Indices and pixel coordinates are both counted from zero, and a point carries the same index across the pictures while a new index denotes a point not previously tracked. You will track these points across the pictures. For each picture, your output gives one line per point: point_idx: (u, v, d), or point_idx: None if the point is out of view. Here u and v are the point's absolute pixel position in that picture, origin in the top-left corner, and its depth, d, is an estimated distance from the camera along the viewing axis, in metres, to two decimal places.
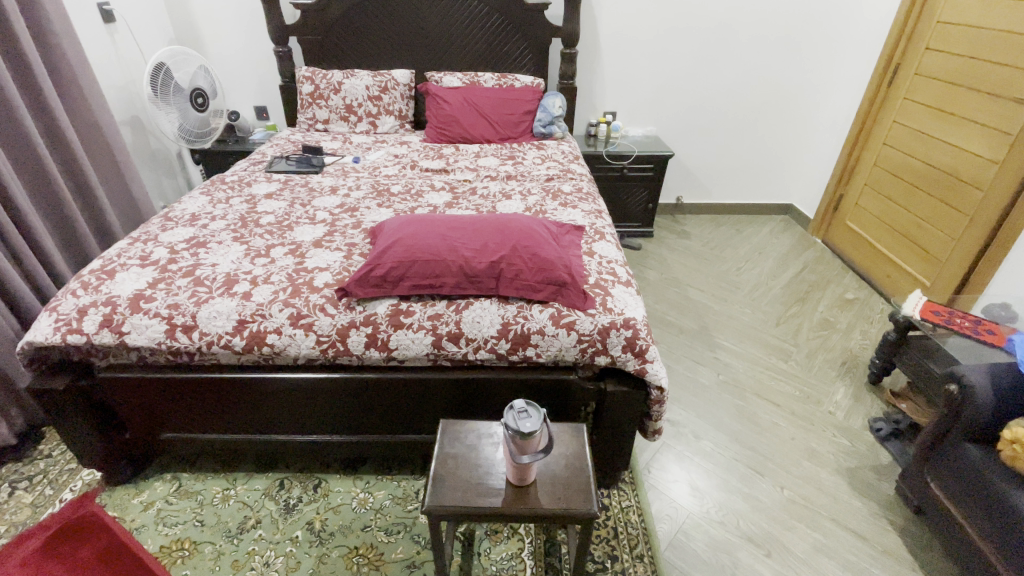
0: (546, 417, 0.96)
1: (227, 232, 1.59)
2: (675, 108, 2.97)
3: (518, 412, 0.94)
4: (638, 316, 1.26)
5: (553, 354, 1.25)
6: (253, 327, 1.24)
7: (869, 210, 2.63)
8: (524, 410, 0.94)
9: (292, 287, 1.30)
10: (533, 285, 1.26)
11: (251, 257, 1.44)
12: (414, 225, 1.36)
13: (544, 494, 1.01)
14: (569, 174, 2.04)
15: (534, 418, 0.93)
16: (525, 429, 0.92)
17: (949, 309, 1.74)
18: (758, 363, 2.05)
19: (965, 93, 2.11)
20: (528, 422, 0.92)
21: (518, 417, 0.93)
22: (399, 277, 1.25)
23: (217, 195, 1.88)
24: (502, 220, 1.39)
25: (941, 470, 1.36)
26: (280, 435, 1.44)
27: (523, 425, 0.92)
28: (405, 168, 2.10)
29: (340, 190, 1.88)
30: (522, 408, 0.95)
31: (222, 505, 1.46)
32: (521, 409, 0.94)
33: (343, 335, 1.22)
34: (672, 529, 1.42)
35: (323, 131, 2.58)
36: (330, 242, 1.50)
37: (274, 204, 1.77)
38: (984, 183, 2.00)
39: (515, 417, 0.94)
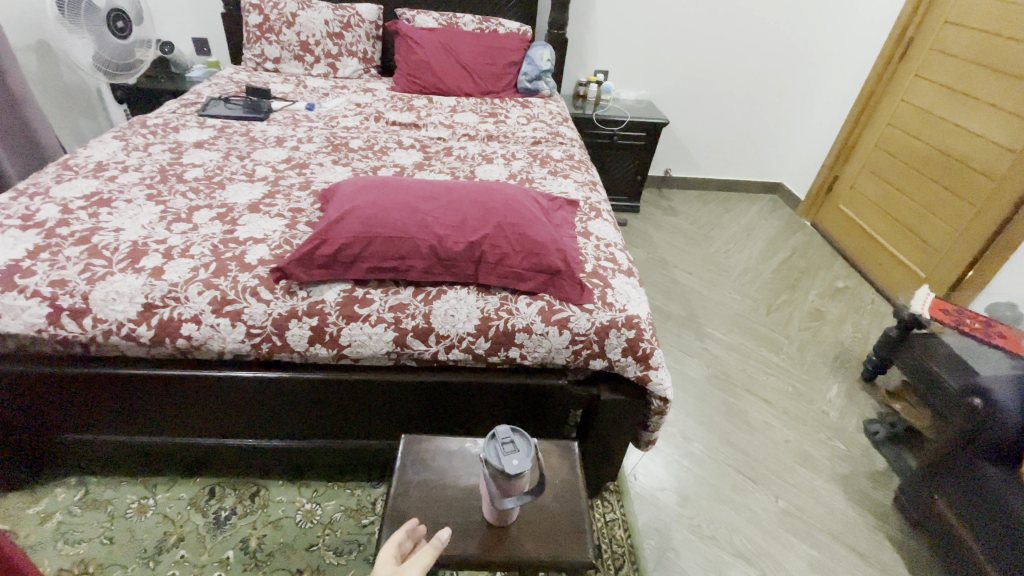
0: (536, 449, 0.76)
1: (140, 187, 1.29)
2: (670, 72, 2.72)
3: (502, 443, 0.74)
4: (642, 313, 1.06)
5: (540, 356, 1.05)
6: (164, 314, 0.98)
7: (865, 194, 2.50)
8: (509, 442, 0.74)
9: (216, 264, 1.03)
10: (519, 272, 1.04)
11: (167, 221, 1.16)
12: (375, 189, 1.10)
13: (527, 536, 0.83)
14: (558, 137, 1.79)
15: (522, 454, 0.74)
16: (511, 470, 0.72)
17: (961, 309, 1.63)
18: (748, 355, 1.92)
19: (984, 73, 1.96)
20: (515, 460, 0.72)
21: (502, 452, 0.74)
22: (354, 257, 1.00)
23: (134, 140, 1.55)
24: (484, 188, 1.14)
25: (951, 487, 1.25)
26: (208, 438, 1.20)
27: (509, 463, 0.72)
28: (368, 119, 1.80)
29: (289, 141, 1.58)
30: (508, 438, 0.75)
31: (137, 518, 1.22)
32: (505, 440, 0.75)
33: (280, 326, 0.98)
34: (660, 546, 1.28)
35: (273, 71, 2.22)
36: (271, 205, 1.23)
37: (204, 155, 1.46)
38: (997, 172, 1.87)
39: (497, 450, 0.74)
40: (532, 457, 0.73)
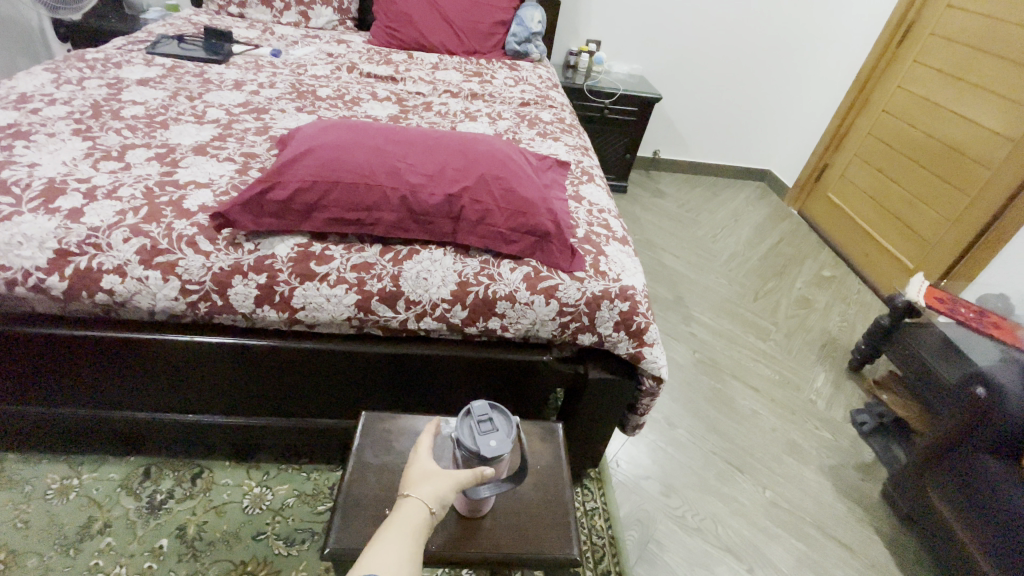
0: (518, 430, 0.66)
1: (67, 122, 1.11)
2: (665, 46, 2.61)
3: (479, 421, 0.64)
4: (638, 284, 0.96)
5: (523, 329, 0.93)
6: (80, 263, 0.82)
7: (855, 183, 2.45)
8: (487, 419, 0.64)
9: (148, 208, 0.88)
10: (503, 232, 0.91)
11: (95, 159, 0.99)
12: (340, 130, 0.96)
13: (503, 530, 0.73)
14: (547, 101, 1.66)
15: (502, 435, 0.63)
16: (489, 453, 0.61)
17: (954, 298, 1.58)
18: (735, 340, 1.85)
19: (985, 58, 1.91)
20: (494, 441, 0.62)
21: (478, 431, 0.63)
22: (311, 206, 0.87)
23: (67, 74, 1.36)
24: (465, 137, 1.01)
25: (946, 479, 1.20)
26: (143, 411, 1.05)
27: (487, 446, 0.61)
28: (340, 69, 1.64)
29: (248, 85, 1.41)
30: (486, 415, 0.64)
31: (58, 500, 1.07)
32: (482, 418, 0.64)
33: (222, 283, 0.84)
34: (642, 538, 1.20)
35: (237, 16, 2.02)
36: (219, 148, 1.08)
37: (148, 93, 1.29)
38: (993, 161, 1.82)
39: (473, 429, 0.63)
40: (513, 439, 0.63)
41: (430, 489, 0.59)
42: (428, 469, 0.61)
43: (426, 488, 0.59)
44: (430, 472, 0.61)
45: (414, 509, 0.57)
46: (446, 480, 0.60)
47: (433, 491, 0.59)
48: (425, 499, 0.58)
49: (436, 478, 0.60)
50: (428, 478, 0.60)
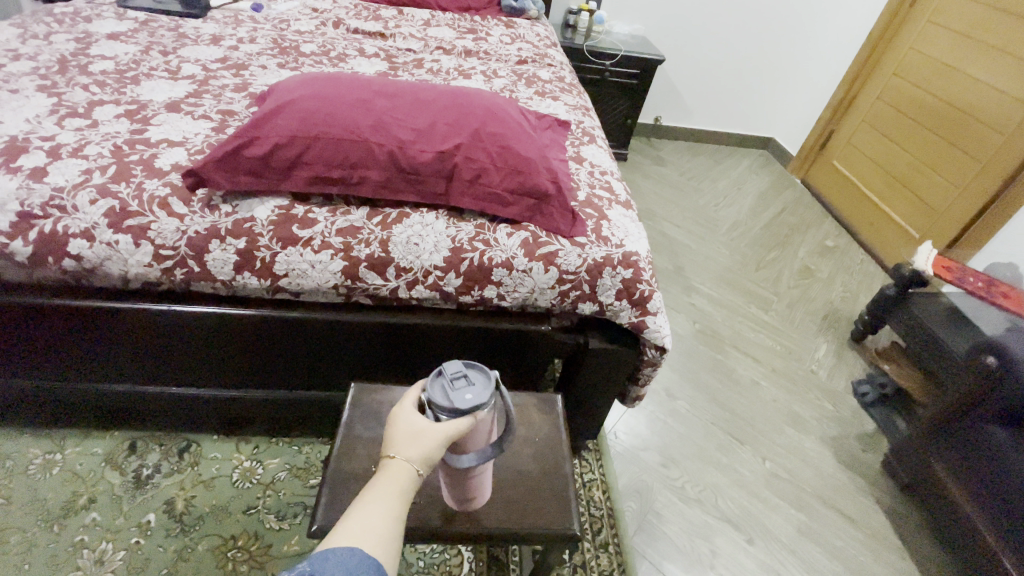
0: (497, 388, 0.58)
1: (30, 77, 1.03)
2: (669, 4, 2.48)
3: (451, 379, 0.55)
4: (641, 250, 0.91)
5: (521, 298, 0.88)
6: (44, 227, 0.76)
7: (862, 150, 2.38)
8: (460, 375, 0.56)
9: (116, 167, 0.82)
10: (499, 194, 0.86)
11: (59, 116, 0.92)
12: (322, 83, 0.89)
13: (502, 505, 0.70)
14: (546, 59, 1.57)
15: (478, 388, 0.55)
16: (467, 407, 0.53)
17: (963, 267, 1.53)
18: (736, 311, 1.81)
19: (1005, 16, 1.81)
20: (470, 394, 0.53)
21: (451, 388, 0.54)
22: (292, 164, 0.80)
23: (34, 28, 1.27)
24: (458, 91, 0.94)
25: (950, 448, 1.18)
26: (126, 385, 1.01)
27: (462, 400, 0.53)
28: (325, 25, 1.54)
29: (226, 40, 1.32)
30: (457, 372, 0.56)
31: (39, 476, 1.03)
32: (453, 375, 0.56)
33: (198, 248, 0.78)
34: (641, 510, 1.18)
35: None
36: (195, 105, 1.00)
37: (118, 47, 1.20)
38: (1006, 126, 1.76)
39: (444, 388, 0.55)
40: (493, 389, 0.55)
41: (423, 453, 0.52)
42: (418, 427, 0.53)
43: (416, 449, 0.52)
44: (421, 430, 0.53)
45: (403, 471, 0.51)
46: (438, 441, 0.52)
47: (426, 453, 0.52)
48: (416, 463, 0.51)
49: (428, 440, 0.52)
50: (419, 439, 0.52)
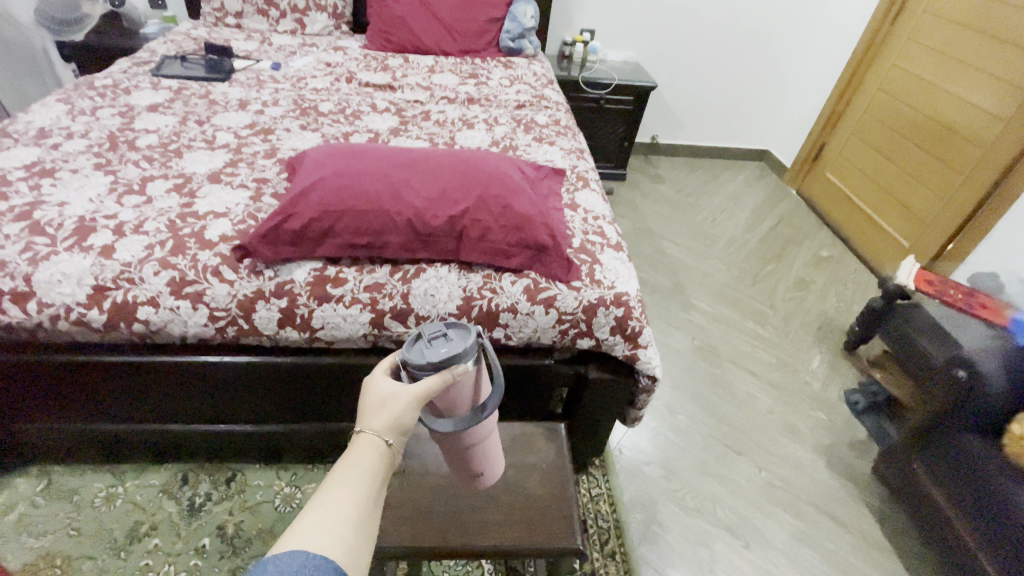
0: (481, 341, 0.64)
1: (87, 156, 1.18)
2: (659, 31, 2.60)
3: (429, 339, 0.61)
4: (632, 290, 1.02)
5: (526, 336, 1.00)
6: (117, 297, 0.90)
7: (852, 162, 2.47)
8: (437, 333, 0.61)
9: (173, 241, 0.95)
10: (503, 248, 0.98)
11: (118, 194, 1.06)
12: (345, 158, 1.02)
13: (515, 524, 0.81)
14: (542, 101, 1.70)
15: (456, 340, 0.61)
16: (450, 360, 0.59)
17: (944, 279, 1.62)
18: (733, 326, 1.91)
19: (979, 35, 1.90)
20: (445, 347, 0.59)
21: (428, 346, 0.60)
22: (324, 233, 0.93)
23: (81, 103, 1.42)
24: (463, 156, 1.06)
25: (931, 455, 1.27)
26: (179, 424, 1.14)
27: (437, 354, 0.59)
28: (339, 80, 1.69)
29: (252, 105, 1.47)
30: (436, 330, 0.62)
31: (105, 507, 1.16)
32: (431, 334, 0.61)
33: (247, 309, 0.91)
34: (646, 520, 1.28)
35: (234, 27, 2.06)
36: (232, 175, 1.14)
37: (159, 120, 1.35)
38: (985, 140, 1.84)
39: (422, 347, 0.60)
40: (468, 342, 0.61)
41: (387, 423, 0.56)
42: (387, 394, 0.57)
43: (381, 419, 0.56)
44: (388, 399, 0.57)
45: (366, 449, 0.54)
46: (409, 403, 0.57)
47: (396, 416, 0.56)
48: (382, 432, 0.55)
49: (397, 404, 0.56)
50: (385, 408, 0.56)
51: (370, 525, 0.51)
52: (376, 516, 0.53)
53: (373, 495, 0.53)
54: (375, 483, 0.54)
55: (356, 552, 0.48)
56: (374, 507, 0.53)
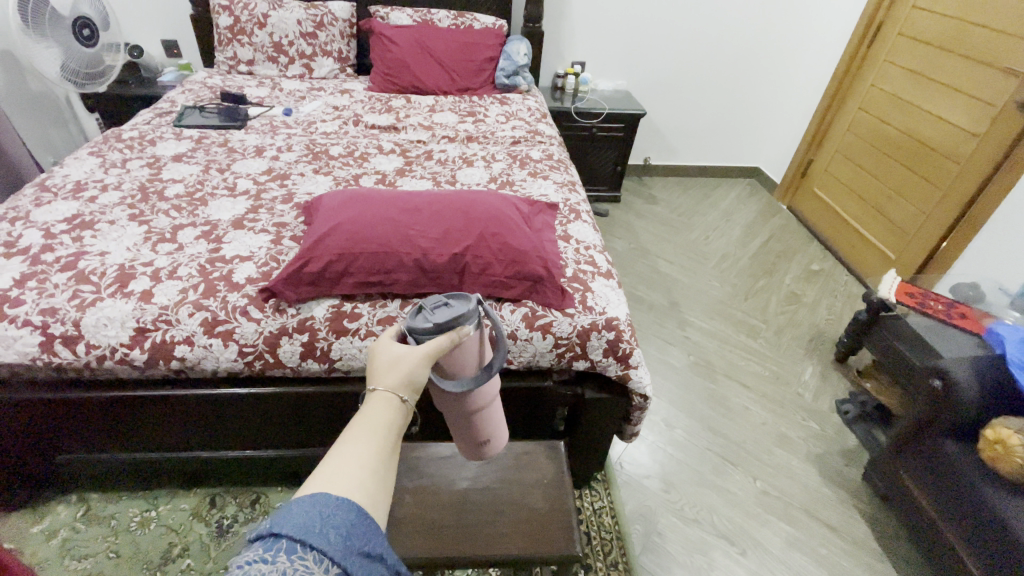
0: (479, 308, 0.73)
1: (121, 207, 1.29)
2: (647, 60, 2.73)
3: (431, 307, 0.68)
4: (621, 315, 1.11)
5: (526, 360, 1.09)
6: (157, 337, 1.00)
7: (838, 177, 2.57)
8: (440, 302, 0.69)
9: (205, 284, 1.05)
10: (503, 281, 1.07)
11: (152, 242, 1.17)
12: (357, 204, 1.13)
13: (520, 536, 0.89)
14: (537, 136, 1.81)
15: (459, 306, 0.69)
16: (455, 322, 0.67)
17: (923, 291, 1.71)
18: (727, 340, 1.99)
19: (949, 57, 2.00)
20: (448, 311, 0.67)
21: (431, 313, 0.67)
22: (340, 273, 1.04)
23: (111, 156, 1.54)
24: (464, 198, 1.17)
25: (914, 461, 1.33)
26: (208, 451, 1.23)
27: (441, 317, 0.66)
28: (347, 123, 1.81)
29: (268, 151, 1.59)
30: (437, 300, 0.69)
31: (140, 531, 1.24)
32: (434, 303, 0.69)
33: (272, 344, 1.01)
34: (646, 531, 1.35)
35: (247, 74, 2.21)
36: (254, 221, 1.25)
37: (184, 169, 1.46)
38: (961, 156, 1.93)
39: (427, 314, 0.67)
40: (467, 307, 0.69)
41: (397, 381, 0.60)
42: (396, 355, 0.62)
43: (393, 377, 0.60)
44: (398, 359, 0.62)
45: (379, 405, 0.58)
46: (419, 361, 0.62)
47: (407, 373, 0.61)
48: (394, 388, 0.59)
49: (407, 363, 0.61)
50: (397, 367, 0.61)
51: (387, 475, 0.54)
52: (393, 467, 0.56)
53: (388, 449, 0.56)
54: (390, 437, 0.57)
55: (376, 498, 0.51)
56: (390, 459, 0.56)
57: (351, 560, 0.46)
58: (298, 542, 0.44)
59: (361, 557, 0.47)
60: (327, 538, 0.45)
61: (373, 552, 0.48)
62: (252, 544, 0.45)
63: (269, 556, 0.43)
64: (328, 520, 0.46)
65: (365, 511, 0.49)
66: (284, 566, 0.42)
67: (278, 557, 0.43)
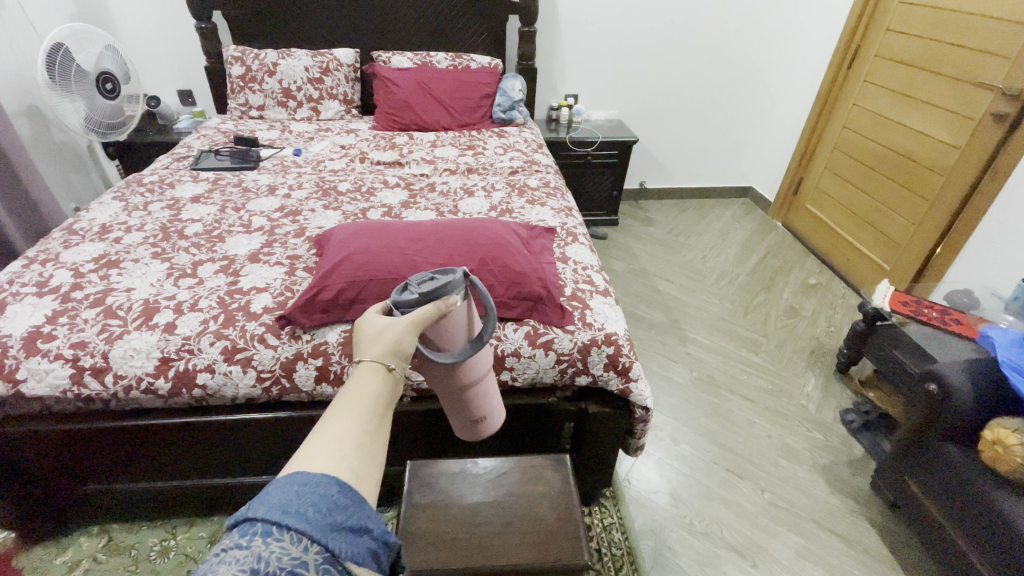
0: (466, 280, 0.77)
1: (145, 246, 1.37)
2: (638, 89, 2.85)
3: (419, 282, 0.73)
4: (620, 330, 1.16)
5: (529, 376, 1.14)
6: (180, 366, 1.06)
7: (829, 193, 2.64)
8: (426, 278, 0.73)
9: (224, 315, 1.12)
10: (505, 301, 1.13)
11: (174, 277, 1.24)
12: (366, 235, 1.20)
13: (529, 546, 0.92)
14: (534, 165, 1.90)
15: (444, 278, 0.73)
16: (440, 292, 0.71)
17: (916, 299, 1.75)
18: (729, 355, 2.02)
19: (924, 75, 2.09)
20: (433, 282, 0.71)
21: (418, 286, 0.72)
22: (352, 300, 1.10)
23: (134, 200, 1.63)
24: (467, 226, 1.24)
25: (917, 465, 1.35)
26: (226, 478, 1.27)
27: (426, 288, 0.70)
28: (353, 161, 1.91)
29: (280, 190, 1.68)
30: (424, 276, 0.74)
31: (160, 560, 1.27)
32: (420, 279, 0.73)
33: (288, 369, 1.07)
34: (656, 545, 1.37)
35: (257, 118, 2.33)
36: (269, 255, 1.32)
37: (202, 210, 1.55)
38: (943, 168, 2.00)
39: (414, 288, 0.72)
40: (452, 279, 0.73)
41: (383, 349, 0.64)
42: (381, 326, 0.67)
43: (376, 347, 0.64)
44: (383, 328, 0.66)
45: (366, 376, 0.62)
46: (404, 328, 0.67)
47: (393, 340, 0.65)
48: (381, 357, 0.64)
49: (392, 331, 0.66)
50: (381, 337, 0.65)
51: (372, 448, 0.59)
52: (380, 437, 0.60)
53: (374, 420, 0.60)
54: (377, 408, 0.61)
55: (360, 472, 0.56)
56: (378, 429, 0.60)
57: (330, 536, 0.50)
58: (273, 525, 0.48)
59: (343, 530, 0.51)
60: (303, 516, 0.49)
61: (355, 527, 0.53)
62: (228, 533, 0.49)
63: (244, 541, 0.46)
64: (303, 498, 0.50)
65: (348, 485, 0.54)
66: (259, 549, 0.46)
67: (253, 541, 0.46)
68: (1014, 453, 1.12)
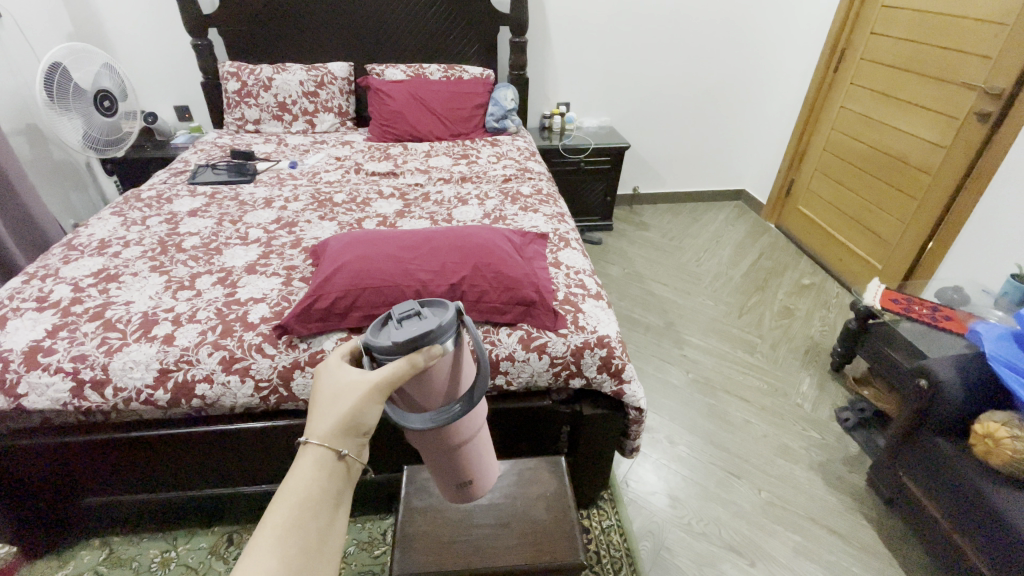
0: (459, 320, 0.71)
1: (143, 260, 1.39)
2: (629, 96, 2.89)
3: (401, 318, 0.67)
4: (612, 332, 1.17)
5: (524, 380, 1.16)
6: (179, 377, 1.07)
7: (821, 194, 2.67)
8: (412, 313, 0.68)
9: (222, 326, 1.13)
10: (499, 307, 1.15)
11: (173, 289, 1.26)
12: (361, 245, 1.23)
13: (527, 547, 0.94)
14: (526, 173, 1.93)
15: (432, 319, 0.67)
16: (420, 341, 0.65)
17: (907, 296, 1.77)
18: (724, 357, 2.04)
19: (909, 76, 2.12)
20: (415, 327, 0.65)
21: (398, 329, 0.66)
22: (347, 308, 1.12)
23: (132, 215, 1.65)
24: (460, 234, 1.26)
25: (911, 461, 1.36)
26: (226, 488, 1.28)
27: (401, 337, 0.64)
28: (348, 172, 1.94)
29: (276, 202, 1.70)
30: (409, 310, 0.68)
31: (160, 572, 1.27)
32: (406, 313, 0.68)
33: (286, 377, 1.09)
34: (655, 546, 1.37)
35: (254, 132, 2.36)
36: (266, 266, 1.35)
37: (199, 223, 1.57)
38: (931, 167, 2.02)
39: (394, 328, 0.66)
40: (434, 323, 0.66)
41: (334, 429, 0.59)
42: (341, 388, 0.62)
43: (327, 426, 0.59)
44: (341, 390, 0.62)
45: (307, 476, 0.57)
46: (366, 392, 0.62)
47: (347, 412, 0.60)
48: (330, 442, 0.58)
49: (349, 399, 0.61)
50: (336, 402, 0.61)
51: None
52: (320, 564, 0.54)
53: (313, 542, 0.54)
54: (316, 526, 0.55)
55: None
56: (317, 554, 0.54)
57: None
58: None
59: None
60: None
61: None
62: None
63: None
64: None
65: None
66: None
67: None
68: (1004, 446, 1.13)
